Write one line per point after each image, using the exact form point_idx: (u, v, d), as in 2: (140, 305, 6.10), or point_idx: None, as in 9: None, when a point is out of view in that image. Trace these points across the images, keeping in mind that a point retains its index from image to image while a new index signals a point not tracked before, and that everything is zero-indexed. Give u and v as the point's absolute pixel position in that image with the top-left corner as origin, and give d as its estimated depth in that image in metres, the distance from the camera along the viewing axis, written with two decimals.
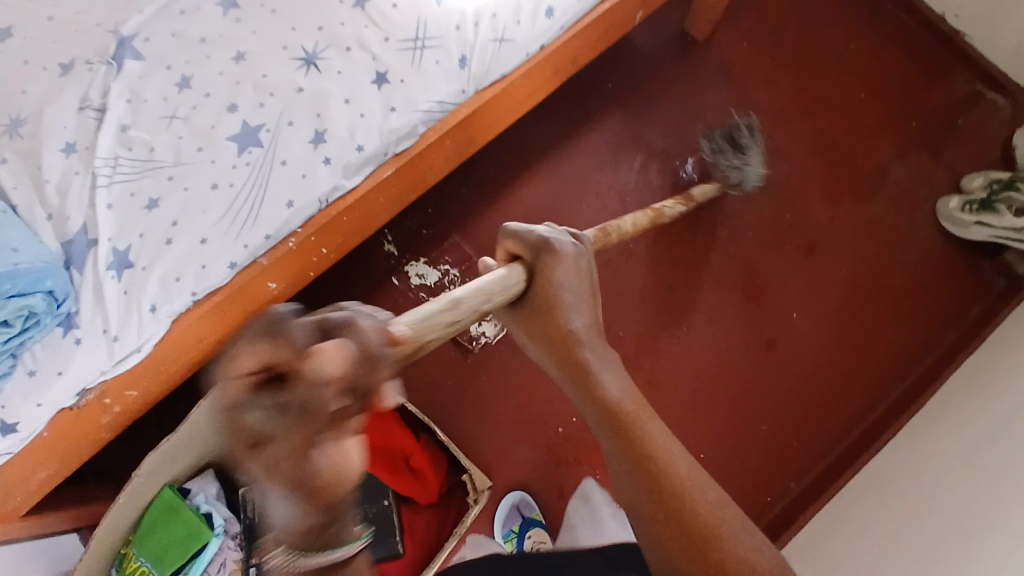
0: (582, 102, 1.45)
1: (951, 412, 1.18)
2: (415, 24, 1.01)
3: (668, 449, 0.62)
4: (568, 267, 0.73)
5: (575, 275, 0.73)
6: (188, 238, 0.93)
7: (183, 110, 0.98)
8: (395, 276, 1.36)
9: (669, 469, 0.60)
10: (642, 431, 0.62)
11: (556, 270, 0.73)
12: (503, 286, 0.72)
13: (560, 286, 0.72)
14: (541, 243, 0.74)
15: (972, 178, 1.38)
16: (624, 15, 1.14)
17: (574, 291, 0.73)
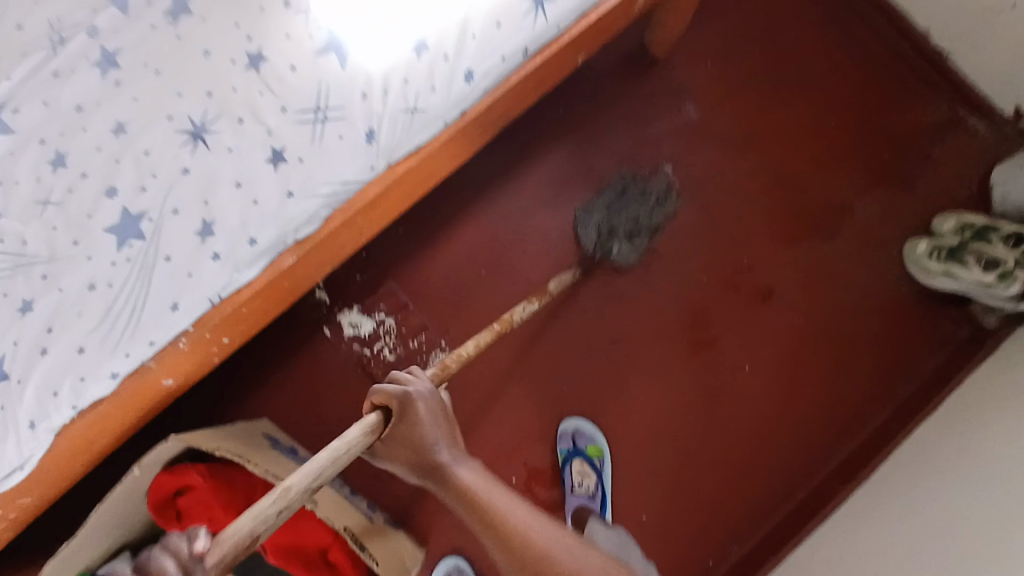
0: (530, 131, 1.34)
1: (904, 488, 1.14)
2: (315, 91, 0.89)
3: (538, 527, 0.69)
4: (423, 402, 0.78)
5: (432, 409, 0.78)
6: (65, 347, 0.85)
7: (57, 193, 0.88)
8: (326, 326, 1.27)
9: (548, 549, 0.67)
10: (516, 520, 0.69)
11: (413, 411, 0.76)
12: (362, 438, 0.75)
13: (420, 424, 0.76)
14: (394, 393, 0.77)
15: (943, 220, 1.27)
16: (563, 62, 1.01)
17: (431, 421, 0.77)
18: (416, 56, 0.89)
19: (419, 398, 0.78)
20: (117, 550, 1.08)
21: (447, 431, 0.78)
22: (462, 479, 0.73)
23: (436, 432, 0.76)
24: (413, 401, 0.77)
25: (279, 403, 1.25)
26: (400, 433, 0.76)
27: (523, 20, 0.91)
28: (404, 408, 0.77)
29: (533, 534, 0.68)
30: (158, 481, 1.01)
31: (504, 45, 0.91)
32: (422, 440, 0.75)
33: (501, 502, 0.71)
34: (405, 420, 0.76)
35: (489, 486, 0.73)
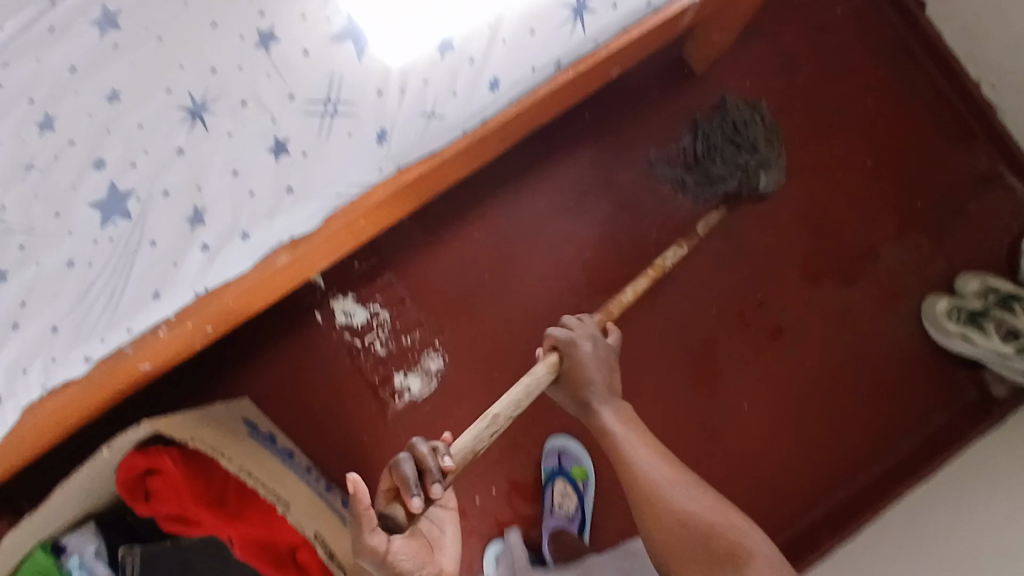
0: (554, 132, 1.27)
1: (900, 549, 1.09)
2: (326, 82, 0.82)
3: (673, 484, 0.78)
4: (587, 352, 0.88)
5: (596, 357, 0.88)
6: (37, 326, 0.80)
7: (41, 159, 0.83)
8: (318, 311, 1.22)
9: (662, 490, 0.77)
10: (641, 458, 0.81)
11: (577, 355, 0.88)
12: (543, 376, 0.85)
13: (586, 368, 0.87)
14: (564, 340, 0.89)
15: (967, 280, 1.22)
16: (596, 76, 0.95)
17: (598, 374, 0.87)
18: (439, 57, 0.82)
19: (587, 350, 0.89)
20: (81, 520, 1.06)
21: (606, 376, 0.88)
22: (599, 411, 0.86)
23: (598, 380, 0.87)
24: (580, 351, 0.88)
25: (263, 385, 1.20)
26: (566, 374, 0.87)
27: (559, 31, 0.84)
28: (568, 352, 0.88)
29: (668, 491, 0.77)
30: (126, 463, 0.97)
31: (535, 56, 0.85)
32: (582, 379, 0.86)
33: (632, 444, 0.82)
34: (569, 365, 0.87)
35: (624, 418, 0.86)
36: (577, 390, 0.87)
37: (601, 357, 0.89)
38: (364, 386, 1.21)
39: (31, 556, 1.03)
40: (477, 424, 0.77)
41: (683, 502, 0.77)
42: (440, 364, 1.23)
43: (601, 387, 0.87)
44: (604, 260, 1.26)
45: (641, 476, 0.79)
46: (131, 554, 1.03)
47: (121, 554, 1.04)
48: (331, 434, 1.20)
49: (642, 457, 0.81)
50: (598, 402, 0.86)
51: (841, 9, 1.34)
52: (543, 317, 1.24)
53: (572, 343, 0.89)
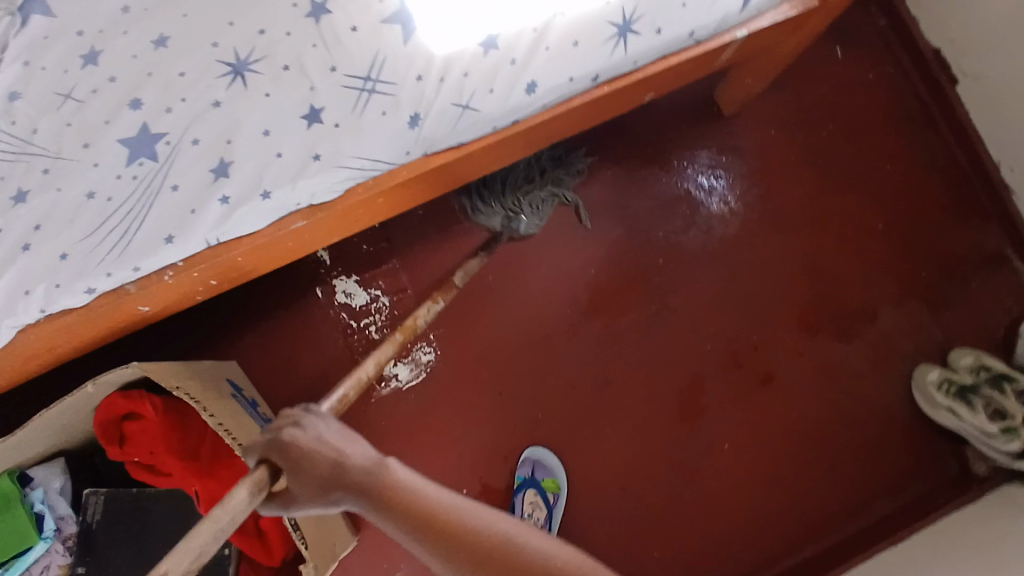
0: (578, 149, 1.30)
1: None
2: (370, 60, 0.84)
3: (522, 533, 0.57)
4: (306, 440, 0.62)
5: (325, 441, 0.63)
6: (46, 251, 0.81)
7: (80, 91, 0.85)
8: (320, 287, 1.23)
9: (511, 547, 0.56)
10: (448, 511, 0.58)
11: (300, 441, 0.62)
12: (257, 484, 0.60)
13: (313, 451, 0.62)
14: (270, 436, 0.63)
15: (961, 355, 1.23)
16: (629, 96, 0.97)
17: (343, 441, 0.64)
18: (482, 53, 0.85)
19: (305, 433, 0.63)
20: (51, 454, 1.06)
21: (351, 442, 0.65)
22: (377, 471, 0.61)
23: (348, 449, 0.63)
24: (298, 437, 0.63)
25: (254, 351, 1.21)
26: (301, 464, 0.61)
27: (603, 46, 0.86)
28: (289, 445, 0.62)
29: (520, 541, 0.56)
30: (109, 402, 0.96)
31: (575, 66, 0.86)
32: (316, 464, 0.61)
33: (445, 510, 0.58)
34: (296, 458, 0.61)
35: (398, 466, 0.62)
36: (323, 476, 0.61)
37: (336, 428, 0.65)
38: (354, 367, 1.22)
39: None
40: (163, 566, 0.51)
41: (531, 542, 0.56)
42: (431, 357, 1.23)
43: (352, 460, 0.62)
44: (608, 280, 1.27)
45: (469, 532, 0.56)
46: (97, 495, 1.04)
47: (87, 496, 1.04)
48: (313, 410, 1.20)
49: (459, 510, 0.59)
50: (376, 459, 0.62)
51: (873, 74, 1.38)
52: (540, 327, 1.25)
53: (287, 436, 0.63)
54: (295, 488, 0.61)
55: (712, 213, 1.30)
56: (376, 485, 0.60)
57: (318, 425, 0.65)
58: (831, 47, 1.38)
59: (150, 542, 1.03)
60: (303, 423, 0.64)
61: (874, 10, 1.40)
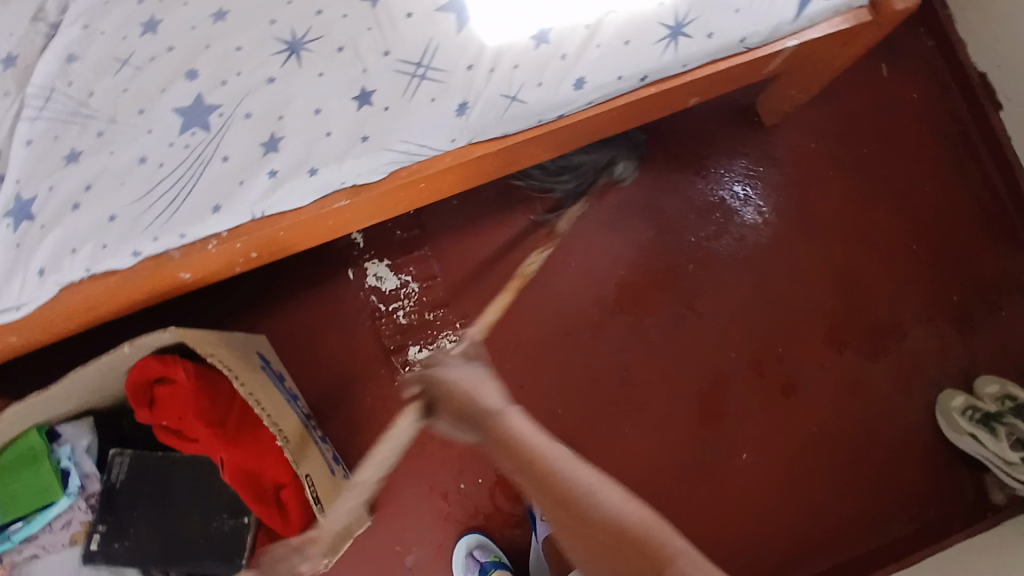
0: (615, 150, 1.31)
1: None
2: (422, 46, 0.86)
3: (598, 479, 0.59)
4: (453, 368, 0.74)
5: (471, 375, 0.73)
6: (96, 211, 0.83)
7: (137, 58, 0.87)
8: (351, 269, 1.24)
9: (576, 486, 0.58)
10: (548, 458, 0.61)
11: (440, 369, 0.73)
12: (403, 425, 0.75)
13: (451, 379, 0.72)
14: (427, 372, 0.75)
15: (987, 382, 1.23)
16: (673, 99, 0.97)
17: (482, 390, 0.70)
18: (533, 46, 0.86)
19: (456, 366, 0.75)
20: (80, 412, 1.08)
21: (491, 386, 0.72)
22: (501, 420, 0.66)
23: (488, 395, 0.69)
24: (453, 370, 0.73)
25: (283, 327, 1.23)
26: (452, 409, 0.70)
27: (654, 47, 0.87)
28: (438, 376, 0.73)
29: (587, 485, 0.59)
30: (143, 363, 0.99)
31: (625, 64, 0.87)
32: (450, 392, 0.71)
33: (537, 445, 0.62)
34: (439, 391, 0.72)
35: (519, 420, 0.66)
36: (466, 417, 0.69)
37: (479, 372, 0.73)
38: (379, 350, 1.22)
39: (19, 436, 1.03)
40: (341, 499, 0.76)
41: (597, 488, 0.59)
42: (456, 345, 1.23)
43: (484, 393, 0.69)
44: (634, 280, 1.28)
45: (555, 478, 0.59)
46: (122, 456, 1.06)
47: (112, 456, 1.07)
48: (336, 388, 1.22)
49: (557, 464, 0.61)
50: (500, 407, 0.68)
51: (917, 95, 1.36)
52: (565, 323, 1.26)
53: (437, 370, 0.74)
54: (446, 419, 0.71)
55: (746, 223, 1.30)
56: (497, 433, 0.65)
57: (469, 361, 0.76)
58: (876, 65, 1.37)
59: (171, 505, 1.05)
60: (447, 358, 0.76)
61: (923, 30, 1.39)
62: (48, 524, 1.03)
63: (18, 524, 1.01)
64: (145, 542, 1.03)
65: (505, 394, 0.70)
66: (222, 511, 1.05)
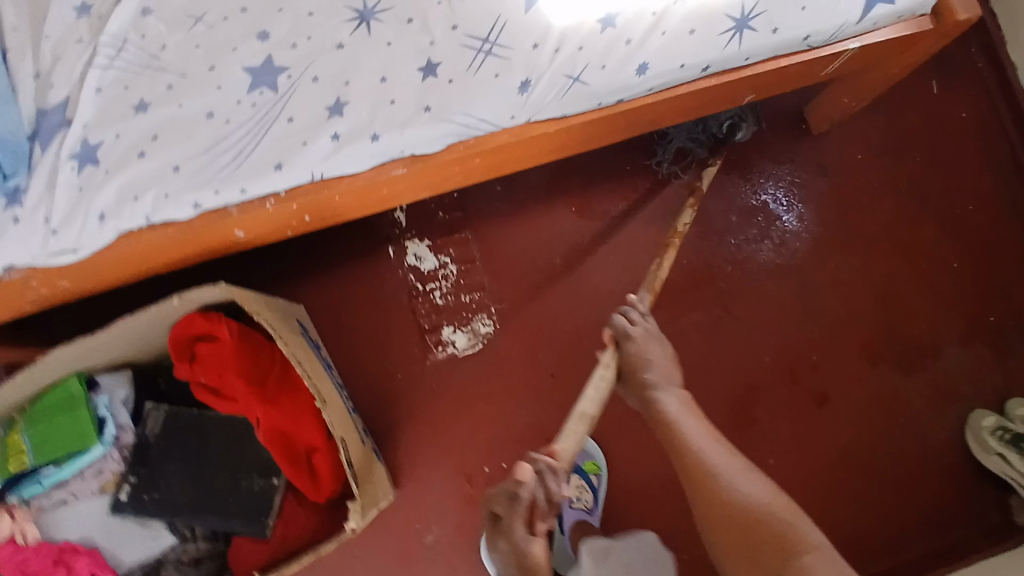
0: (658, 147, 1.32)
1: None
2: (490, 22, 0.87)
3: (736, 475, 0.73)
4: (638, 340, 0.84)
5: (656, 347, 0.84)
6: (161, 161, 0.85)
7: (211, 16, 0.89)
8: (391, 246, 1.26)
9: (717, 473, 0.73)
10: (698, 446, 0.76)
11: (630, 339, 0.84)
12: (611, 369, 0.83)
13: (641, 352, 0.83)
14: (615, 328, 0.86)
15: (1018, 404, 1.23)
16: (730, 94, 0.98)
17: (655, 356, 0.83)
18: (599, 29, 0.87)
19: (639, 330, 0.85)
20: (119, 365, 1.10)
21: (666, 363, 0.83)
22: (664, 400, 0.80)
23: (654, 363, 0.82)
24: (636, 334, 0.84)
25: (320, 298, 1.24)
26: (626, 370, 0.83)
27: (718, 38, 0.87)
28: (627, 341, 0.84)
29: (727, 481, 0.73)
30: (188, 319, 1.00)
31: (688, 53, 0.88)
32: (636, 362, 0.82)
33: (677, 417, 0.79)
34: (625, 355, 0.83)
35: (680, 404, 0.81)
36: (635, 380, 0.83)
37: (655, 341, 0.85)
38: (414, 329, 1.24)
39: (59, 382, 1.04)
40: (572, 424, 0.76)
41: (737, 480, 0.73)
42: (489, 329, 1.25)
43: (657, 370, 0.82)
44: (672, 278, 1.28)
45: (703, 466, 0.74)
46: (159, 410, 1.07)
47: (147, 409, 1.08)
48: (368, 363, 1.23)
49: (700, 447, 0.76)
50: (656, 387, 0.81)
51: (966, 113, 1.35)
52: (600, 315, 1.26)
53: (622, 332, 0.84)
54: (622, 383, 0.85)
55: (786, 228, 1.30)
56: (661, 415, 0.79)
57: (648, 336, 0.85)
58: (927, 80, 1.36)
59: (202, 460, 1.06)
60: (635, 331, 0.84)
61: (975, 49, 1.38)
62: (80, 471, 1.04)
63: (52, 468, 1.02)
64: (175, 495, 1.04)
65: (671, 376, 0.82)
66: (253, 472, 1.06)
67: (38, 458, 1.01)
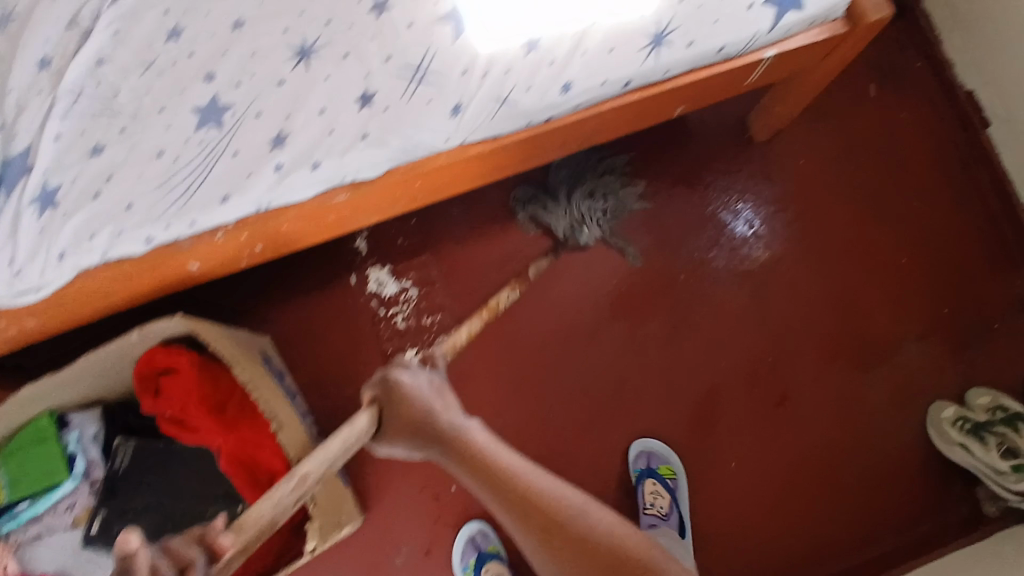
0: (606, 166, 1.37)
1: None
2: (422, 53, 0.92)
3: (585, 500, 0.78)
4: (411, 386, 0.82)
5: (426, 387, 0.83)
6: (115, 199, 0.89)
7: (161, 62, 0.94)
8: (354, 274, 1.30)
9: (561, 503, 0.76)
10: (522, 475, 0.77)
11: (404, 389, 0.82)
12: (363, 432, 0.79)
13: (414, 399, 0.81)
14: (378, 387, 0.83)
15: (979, 394, 1.24)
16: (658, 108, 1.03)
17: (433, 403, 0.81)
18: (523, 53, 0.92)
19: (410, 379, 0.83)
20: (90, 402, 1.14)
21: (442, 399, 0.83)
22: (468, 435, 0.79)
23: (439, 404, 0.81)
24: (406, 383, 0.82)
25: (286, 328, 1.27)
26: (394, 420, 0.81)
27: (636, 54, 0.92)
28: (398, 394, 0.81)
29: (576, 507, 0.76)
30: (151, 352, 1.04)
31: (608, 70, 0.92)
32: (416, 411, 0.80)
33: (492, 452, 0.78)
34: (397, 410, 0.81)
35: (480, 433, 0.80)
36: (420, 434, 0.79)
37: (427, 385, 0.83)
38: (377, 352, 1.27)
39: (32, 420, 1.09)
40: (281, 485, 0.72)
41: (582, 507, 0.76)
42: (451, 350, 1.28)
43: (442, 412, 0.81)
44: (628, 290, 1.31)
45: (533, 493, 0.75)
46: (127, 443, 1.10)
47: (116, 442, 1.11)
48: (334, 389, 1.26)
49: (530, 481, 0.77)
50: (450, 424, 0.79)
51: (906, 114, 1.37)
52: (559, 330, 1.29)
53: (395, 386, 0.82)
54: (397, 432, 0.80)
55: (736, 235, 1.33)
56: (469, 450, 0.78)
57: (422, 382, 0.84)
58: (864, 83, 1.38)
59: (168, 490, 1.09)
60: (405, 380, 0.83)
61: (912, 50, 1.40)
62: (53, 505, 1.07)
63: (25, 504, 1.06)
64: (143, 525, 1.08)
65: (459, 414, 0.82)
66: (216, 499, 1.09)
67: (13, 493, 1.06)
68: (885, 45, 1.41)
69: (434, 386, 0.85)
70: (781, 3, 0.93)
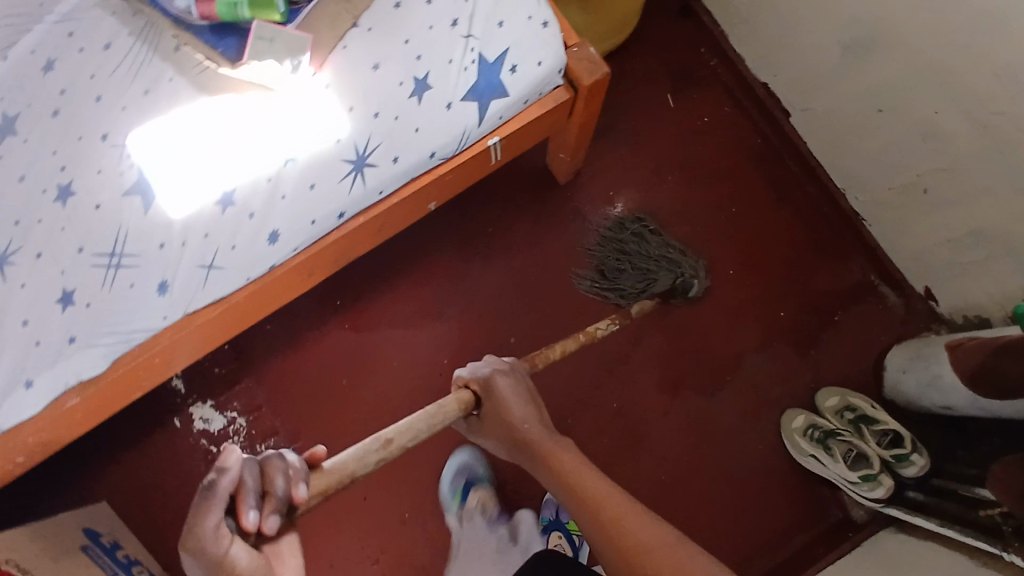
0: (432, 245, 1.29)
1: None
2: (114, 234, 0.85)
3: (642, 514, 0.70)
4: (499, 377, 0.86)
5: (510, 383, 0.86)
6: None
7: None
8: (177, 416, 1.24)
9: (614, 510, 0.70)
10: (582, 479, 0.74)
11: (490, 381, 0.85)
12: (454, 410, 0.81)
13: (500, 391, 0.84)
14: (473, 376, 0.87)
15: (827, 395, 1.20)
16: (401, 215, 0.96)
17: (514, 402, 0.83)
18: (220, 210, 0.84)
19: (499, 373, 0.87)
20: None
21: (528, 400, 0.85)
22: (535, 439, 0.80)
23: (516, 403, 0.83)
24: (494, 379, 0.86)
25: (116, 489, 1.21)
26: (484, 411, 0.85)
27: (340, 185, 0.86)
28: (483, 387, 0.85)
29: (622, 518, 0.69)
30: None
31: (314, 210, 0.86)
32: (500, 403, 0.83)
33: (561, 454, 0.78)
34: (488, 400, 0.84)
35: (557, 443, 0.80)
36: (503, 428, 0.83)
37: (518, 385, 0.87)
38: None
39: None
40: (369, 445, 0.69)
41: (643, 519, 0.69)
42: None
43: (522, 409, 0.83)
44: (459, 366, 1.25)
45: (583, 496, 0.73)
46: None
47: None
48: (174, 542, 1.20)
49: (591, 486, 0.73)
50: (521, 421, 0.81)
51: (708, 117, 1.32)
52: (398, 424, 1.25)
53: (483, 383, 0.85)
54: (484, 424, 0.85)
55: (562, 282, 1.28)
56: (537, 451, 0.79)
57: (512, 380, 0.87)
58: (662, 95, 1.32)
59: None
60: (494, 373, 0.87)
61: (704, 48, 1.34)
62: None
63: None
64: None
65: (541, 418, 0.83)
66: None
67: None
68: (674, 49, 1.34)
69: (523, 385, 0.88)
70: (480, 94, 0.88)
